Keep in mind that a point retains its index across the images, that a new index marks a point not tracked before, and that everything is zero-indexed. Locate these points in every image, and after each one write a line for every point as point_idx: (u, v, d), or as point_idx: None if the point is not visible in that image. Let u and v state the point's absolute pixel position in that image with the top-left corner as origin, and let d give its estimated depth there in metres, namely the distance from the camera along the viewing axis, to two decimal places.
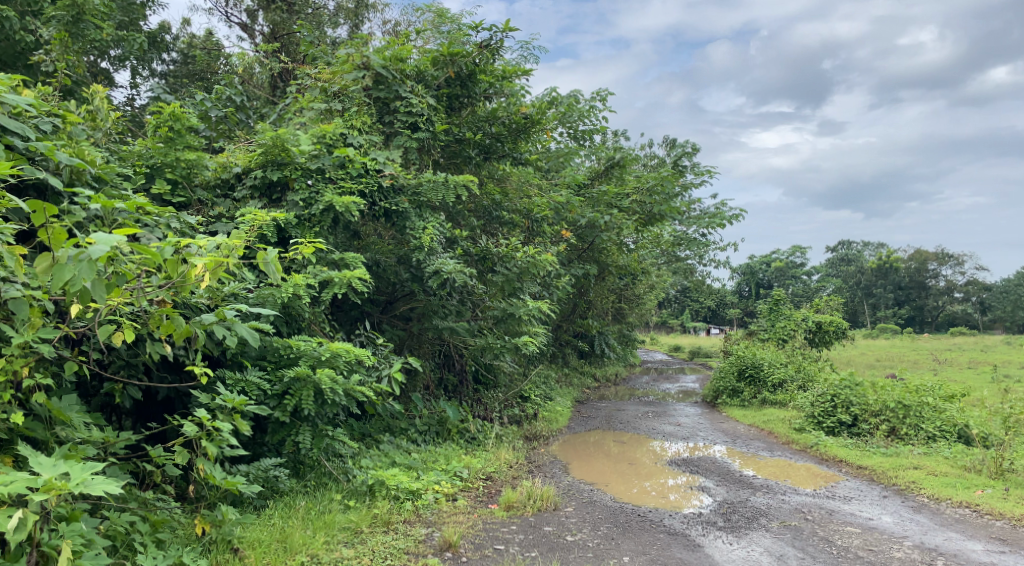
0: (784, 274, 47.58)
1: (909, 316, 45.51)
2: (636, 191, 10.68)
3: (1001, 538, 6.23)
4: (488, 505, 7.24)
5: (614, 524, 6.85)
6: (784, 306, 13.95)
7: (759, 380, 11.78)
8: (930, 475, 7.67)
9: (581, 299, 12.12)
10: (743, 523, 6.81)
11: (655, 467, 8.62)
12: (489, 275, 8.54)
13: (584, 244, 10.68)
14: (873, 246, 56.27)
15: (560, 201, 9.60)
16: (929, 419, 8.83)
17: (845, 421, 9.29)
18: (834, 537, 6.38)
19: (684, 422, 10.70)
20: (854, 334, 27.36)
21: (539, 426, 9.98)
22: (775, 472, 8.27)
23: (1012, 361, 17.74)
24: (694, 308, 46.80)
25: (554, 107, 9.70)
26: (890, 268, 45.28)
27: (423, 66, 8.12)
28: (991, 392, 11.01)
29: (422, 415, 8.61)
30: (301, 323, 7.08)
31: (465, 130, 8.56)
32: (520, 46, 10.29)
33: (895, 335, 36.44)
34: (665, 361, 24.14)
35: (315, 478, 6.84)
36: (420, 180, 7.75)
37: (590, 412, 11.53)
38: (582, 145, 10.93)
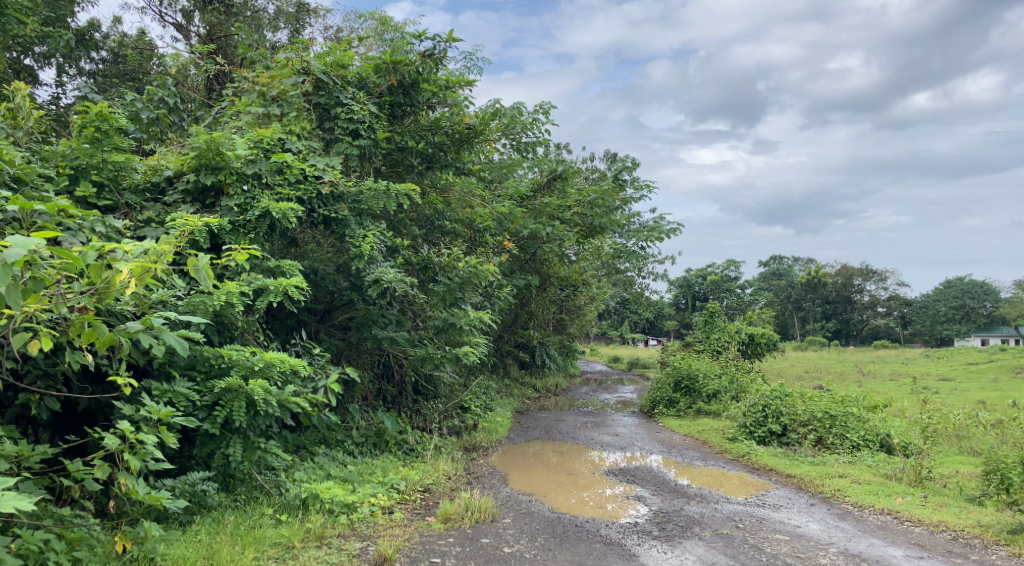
0: (719, 287, 48.87)
1: (837, 329, 47.26)
2: (578, 203, 10.80)
3: (919, 544, 6.50)
4: (426, 517, 7.16)
5: (551, 534, 6.86)
6: (718, 319, 14.32)
7: (694, 391, 12.04)
8: (854, 483, 7.96)
9: (523, 310, 12.15)
10: (677, 532, 6.92)
11: (593, 477, 8.68)
12: (430, 285, 8.51)
13: (527, 255, 10.69)
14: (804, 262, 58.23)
15: (502, 211, 9.57)
16: (853, 429, 9.17)
17: (776, 430, 9.56)
18: (764, 545, 6.54)
19: (622, 432, 10.83)
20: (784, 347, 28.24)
21: (478, 437, 9.94)
22: (709, 481, 8.44)
23: (928, 373, 18.66)
24: (633, 320, 47.60)
25: (497, 118, 9.71)
26: (821, 283, 47.02)
27: (365, 72, 8.04)
28: (911, 402, 11.53)
29: (359, 426, 8.46)
30: (233, 332, 6.87)
31: (408, 138, 8.50)
32: (464, 57, 10.29)
33: (824, 347, 37.85)
34: (604, 372, 24.42)
35: (245, 492, 6.65)
36: (360, 188, 7.64)
37: (530, 423, 11.54)
38: (525, 157, 10.99)
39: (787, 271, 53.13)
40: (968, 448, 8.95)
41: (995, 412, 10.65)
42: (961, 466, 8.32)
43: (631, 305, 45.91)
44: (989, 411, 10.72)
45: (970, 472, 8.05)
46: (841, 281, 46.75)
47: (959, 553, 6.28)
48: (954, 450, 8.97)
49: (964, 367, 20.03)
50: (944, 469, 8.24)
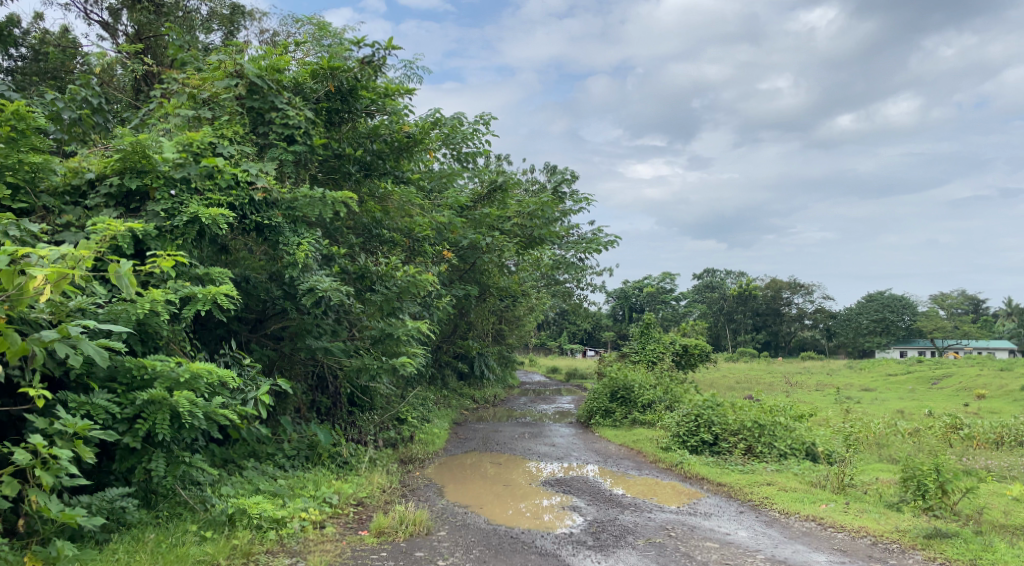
0: (655, 299, 49.87)
1: (767, 340, 48.81)
2: (518, 214, 10.84)
3: (842, 549, 6.72)
4: (358, 531, 7.01)
5: (486, 546, 6.82)
6: (654, 330, 14.61)
7: (630, 401, 12.21)
8: (781, 490, 8.19)
9: (461, 320, 12.08)
10: (612, 541, 6.97)
11: (530, 488, 8.68)
12: (367, 294, 8.32)
13: (466, 265, 10.63)
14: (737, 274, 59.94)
15: (442, 221, 9.41)
16: (781, 438, 9.46)
17: (707, 440, 9.75)
18: (695, 553, 6.66)
19: (559, 443, 10.88)
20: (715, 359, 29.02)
21: (414, 449, 9.82)
22: (643, 490, 8.54)
23: (851, 383, 19.42)
24: (572, 331, 48.12)
25: (438, 128, 9.65)
26: (751, 296, 48.64)
27: (301, 78, 7.91)
28: (834, 412, 11.99)
29: (291, 439, 8.25)
30: (158, 342, 6.60)
31: (345, 145, 8.35)
32: (404, 65, 10.24)
33: (755, 358, 39.07)
34: (543, 382, 24.54)
35: (168, 509, 6.39)
36: (295, 194, 7.48)
37: (467, 434, 11.49)
38: (465, 167, 10.98)
39: (721, 284, 54.71)
40: (886, 455, 9.33)
41: (912, 421, 11.14)
42: (880, 473, 8.66)
43: (570, 316, 46.36)
44: (906, 420, 11.21)
45: (889, 479, 8.39)
46: (771, 294, 48.47)
47: (878, 558, 6.52)
48: (875, 457, 9.33)
49: (882, 377, 20.93)
50: (865, 476, 8.57)
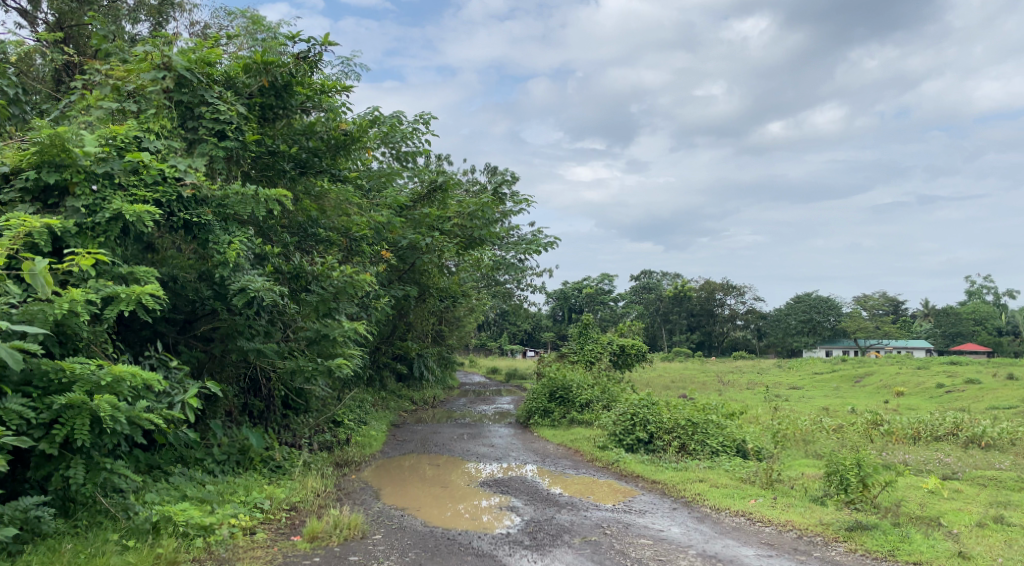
0: (595, 300, 50.57)
1: (701, 341, 50.56)
2: (458, 215, 10.79)
3: (769, 543, 6.92)
4: (290, 537, 6.86)
5: (422, 549, 6.77)
6: (592, 330, 14.80)
7: (568, 401, 12.33)
8: (713, 487, 8.40)
9: (400, 321, 11.93)
10: (548, 541, 7.01)
11: (468, 489, 8.65)
12: (302, 294, 8.09)
13: (405, 266, 10.44)
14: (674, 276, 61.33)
15: (380, 220, 9.30)
16: (713, 436, 9.69)
17: (643, 438, 9.92)
18: (629, 550, 6.76)
19: (498, 443, 10.89)
20: (649, 359, 29.70)
21: (350, 452, 9.68)
22: (580, 489, 8.63)
23: (779, 382, 20.10)
24: (514, 332, 48.35)
25: (376, 126, 9.55)
26: (686, 297, 50.10)
27: (233, 72, 7.70)
28: (764, 409, 12.37)
29: (221, 443, 8.01)
30: (77, 344, 6.30)
31: (279, 141, 8.22)
32: (341, 62, 10.09)
33: (693, 358, 40.07)
34: (474, 383, 24.68)
35: (87, 517, 6.10)
36: (226, 191, 7.27)
37: (405, 436, 11.39)
38: (405, 166, 10.88)
39: (658, 285, 55.96)
40: (812, 451, 9.67)
41: (836, 418, 11.60)
42: (806, 468, 8.98)
43: (511, 318, 46.62)
44: (831, 417, 11.65)
45: (814, 474, 8.70)
46: (705, 296, 50.03)
47: (803, 551, 6.74)
48: (801, 453, 9.66)
49: (809, 376, 21.78)
50: (791, 471, 8.86)
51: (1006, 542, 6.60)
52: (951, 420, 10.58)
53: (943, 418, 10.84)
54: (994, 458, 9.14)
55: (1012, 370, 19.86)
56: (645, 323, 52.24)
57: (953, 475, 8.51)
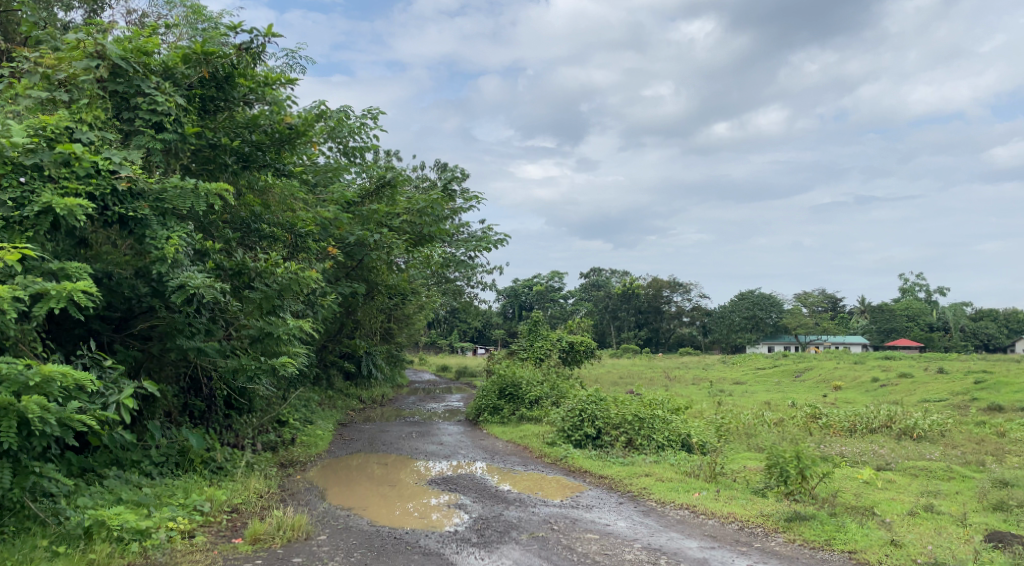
0: (545, 297, 51.01)
1: (648, 337, 51.65)
2: (406, 211, 10.64)
3: (712, 535, 7.06)
4: (231, 539, 6.71)
5: (368, 548, 6.69)
6: (541, 328, 14.88)
7: (517, 398, 12.38)
8: (658, 481, 8.53)
9: (348, 319, 11.70)
10: (496, 537, 7.01)
11: (417, 487, 8.59)
12: (245, 291, 7.88)
13: (353, 262, 10.29)
14: (624, 274, 62.28)
15: (326, 216, 9.17)
16: (659, 430, 9.84)
17: (591, 434, 10.03)
18: (576, 545, 6.81)
19: (447, 441, 10.85)
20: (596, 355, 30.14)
21: (295, 452, 9.53)
22: (529, 486, 8.65)
23: (723, 377, 20.63)
24: (464, 330, 48.38)
25: (322, 120, 9.40)
26: (633, 295, 51.07)
27: (172, 62, 7.45)
28: (708, 404, 12.65)
29: (159, 445, 7.78)
30: (3, 343, 6.01)
31: (221, 135, 7.94)
32: (286, 53, 9.86)
33: (639, 355, 40.76)
34: (423, 379, 24.74)
35: (15, 523, 5.85)
36: (164, 185, 7.02)
37: (353, 435, 11.25)
38: (353, 161, 10.74)
39: (607, 283, 56.80)
40: (753, 444, 9.89)
41: (777, 411, 11.93)
42: (748, 461, 9.19)
43: (461, 316, 46.68)
44: (773, 411, 11.96)
45: (755, 467, 8.92)
46: (652, 294, 51.11)
47: (744, 542, 6.89)
48: (743, 446, 9.89)
49: (752, 371, 22.40)
50: (734, 464, 9.06)
51: (936, 530, 6.87)
52: (885, 413, 10.97)
53: (877, 411, 11.23)
54: (924, 449, 9.52)
55: (940, 364, 20.77)
56: (596, 321, 52.83)
57: (887, 466, 8.83)
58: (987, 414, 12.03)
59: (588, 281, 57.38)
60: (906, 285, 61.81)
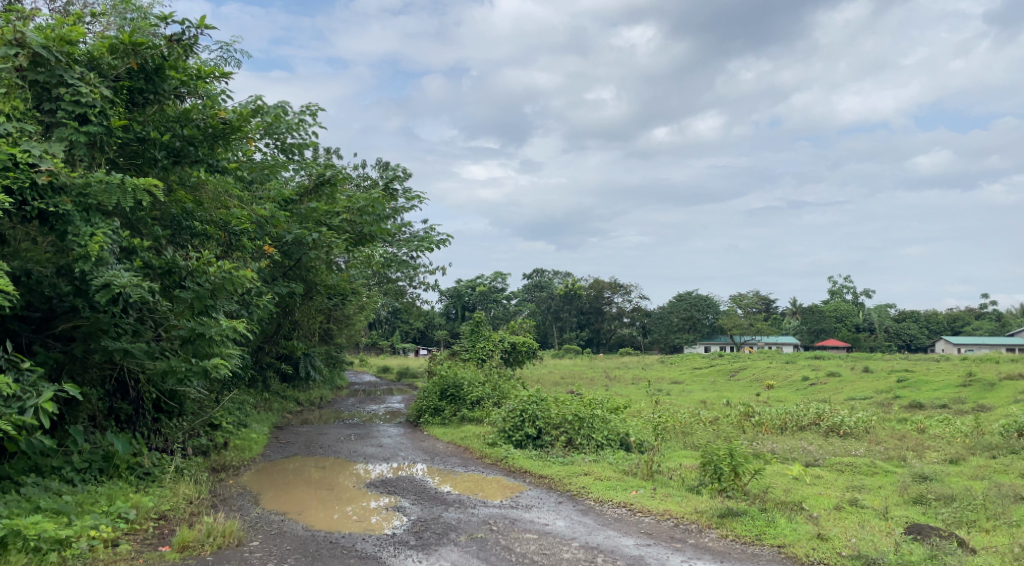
0: (488, 297, 50.80)
1: (589, 338, 52.41)
2: (347, 210, 10.46)
3: (647, 532, 7.16)
4: (158, 547, 6.48)
5: (302, 553, 6.56)
6: (483, 328, 14.88)
7: (459, 399, 12.36)
8: (597, 479, 8.63)
9: (285, 319, 11.34)
10: (434, 540, 6.96)
11: (355, 490, 8.48)
12: (175, 292, 7.56)
13: (290, 262, 10.03)
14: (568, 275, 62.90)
15: (262, 214, 8.93)
16: (598, 430, 9.95)
17: (531, 434, 10.10)
18: (514, 545, 6.81)
19: (387, 443, 10.74)
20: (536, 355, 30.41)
21: (228, 456, 9.28)
22: (469, 487, 8.63)
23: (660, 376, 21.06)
24: (406, 330, 48.11)
25: (259, 115, 9.16)
26: (576, 295, 51.71)
27: (97, 52, 7.15)
28: (645, 403, 12.87)
29: (81, 450, 7.45)
30: None
31: (149, 128, 7.71)
32: (221, 47, 9.60)
33: (578, 355, 41.25)
34: (361, 380, 24.51)
35: None
36: (88, 179, 6.68)
37: (289, 438, 11.04)
38: (291, 158, 10.53)
39: (550, 283, 57.20)
40: (689, 443, 10.10)
41: (712, 410, 12.24)
42: (684, 459, 9.38)
43: (403, 316, 46.37)
44: (708, 410, 12.25)
45: (691, 465, 9.11)
46: (593, 295, 51.85)
47: (678, 538, 7.01)
48: (680, 445, 10.08)
49: (689, 371, 22.95)
50: (670, 463, 9.23)
51: (859, 523, 7.13)
52: (814, 411, 11.35)
53: (807, 408, 11.62)
54: (850, 446, 9.88)
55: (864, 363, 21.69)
56: (539, 321, 53.21)
57: (815, 462, 9.13)
58: (908, 411, 12.57)
59: (531, 282, 57.58)
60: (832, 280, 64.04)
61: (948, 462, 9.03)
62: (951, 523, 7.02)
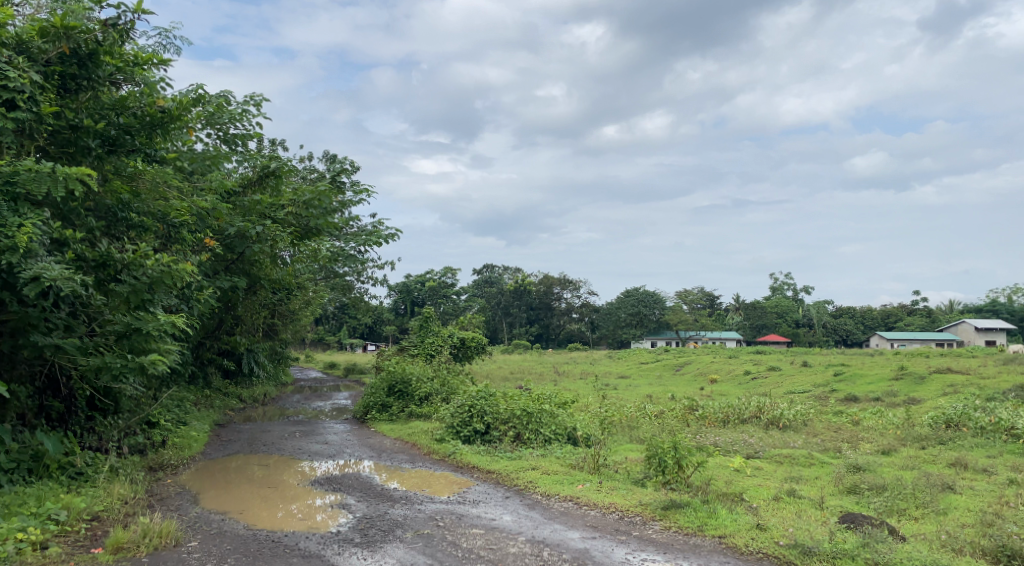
0: (437, 293, 49.69)
1: (538, 333, 52.81)
2: (292, 203, 10.21)
3: (593, 526, 7.24)
4: (90, 549, 6.25)
5: (243, 553, 6.42)
6: (432, 324, 14.81)
7: (407, 395, 12.30)
8: (544, 474, 8.69)
9: (227, 314, 11.08)
10: (380, 537, 6.90)
11: (299, 488, 8.35)
12: (110, 285, 7.29)
13: (233, 255, 9.81)
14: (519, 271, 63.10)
15: (204, 207, 8.63)
16: (546, 424, 10.04)
17: (479, 429, 10.11)
18: (460, 540, 6.81)
19: (332, 440, 10.59)
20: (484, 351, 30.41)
21: (166, 455, 9.03)
22: (416, 483, 8.58)
23: (608, 371, 21.35)
24: (354, 325, 47.60)
25: (200, 105, 8.91)
26: (525, 291, 51.95)
27: (26, 35, 6.88)
28: (592, 398, 13.02)
29: (8, 450, 7.14)
30: None
31: (83, 116, 7.40)
32: (160, 33, 9.31)
33: (526, 350, 41.41)
34: (307, 377, 24.16)
35: None
36: (16, 167, 6.43)
37: (231, 436, 10.80)
38: (234, 149, 10.28)
39: (500, 279, 57.03)
40: (635, 436, 10.27)
41: (657, 404, 12.46)
42: (630, 452, 9.52)
43: (350, 311, 45.85)
44: (653, 404, 12.46)
45: (636, 458, 9.27)
46: (543, 290, 52.21)
47: (623, 531, 7.11)
48: (625, 438, 10.23)
49: (636, 365, 23.34)
50: (616, 456, 9.36)
51: (797, 513, 7.35)
52: (755, 404, 11.66)
53: (748, 402, 11.93)
54: (789, 438, 10.18)
55: (802, 358, 22.40)
56: (488, 317, 52.90)
57: (756, 454, 9.37)
58: (843, 404, 13.03)
59: (481, 277, 57.38)
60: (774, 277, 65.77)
61: (881, 453, 9.39)
62: (882, 512, 7.29)
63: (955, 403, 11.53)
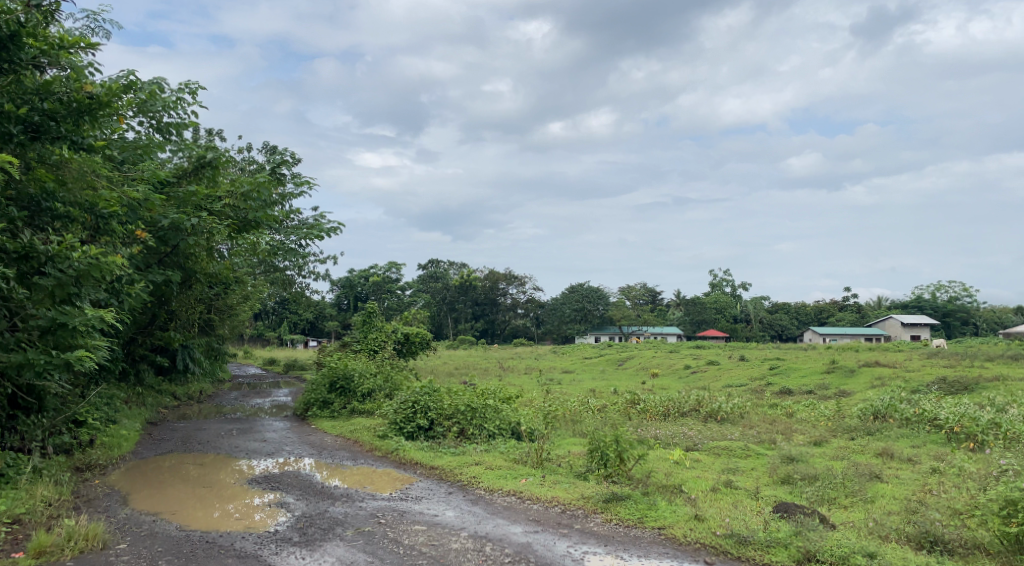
0: (381, 288, 49.41)
1: (483, 328, 52.84)
2: (229, 194, 9.99)
3: (535, 519, 7.28)
4: (10, 554, 5.95)
5: (175, 555, 6.22)
6: (376, 319, 14.64)
7: (349, 391, 12.14)
8: (487, 469, 8.69)
9: (161, 309, 10.72)
10: (319, 535, 6.78)
11: (236, 487, 8.14)
12: (34, 278, 6.85)
13: (165, 248, 9.49)
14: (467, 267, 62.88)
15: (135, 197, 8.25)
16: (490, 419, 10.06)
17: (423, 425, 10.04)
18: (402, 537, 6.75)
19: (272, 438, 10.35)
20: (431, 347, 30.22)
21: (94, 455, 8.69)
22: (358, 480, 8.48)
23: (552, 366, 21.52)
24: (295, 321, 46.61)
25: (132, 91, 8.58)
26: (471, 286, 51.68)
27: None
28: (536, 393, 13.09)
29: None
30: None
31: (4, 100, 7.01)
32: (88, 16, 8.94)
33: (471, 346, 41.31)
34: (246, 373, 23.57)
35: None
36: None
37: (164, 435, 10.45)
38: (167, 138, 9.95)
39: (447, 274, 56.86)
40: (578, 430, 10.39)
41: (600, 398, 12.62)
42: (573, 446, 9.62)
43: (291, 306, 44.89)
44: (596, 398, 12.61)
45: (579, 452, 9.36)
46: (490, 286, 52.20)
47: (564, 524, 7.17)
48: (568, 432, 10.34)
49: (580, 360, 23.60)
50: (559, 450, 9.44)
51: (733, 503, 7.54)
52: (694, 398, 11.92)
53: (687, 395, 12.17)
54: (726, 430, 10.44)
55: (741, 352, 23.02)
56: (433, 313, 52.50)
57: (694, 446, 9.58)
58: (778, 397, 13.45)
59: (426, 272, 56.93)
60: (714, 276, 67.39)
61: (813, 444, 9.72)
62: (814, 501, 7.56)
63: (882, 395, 12.03)
